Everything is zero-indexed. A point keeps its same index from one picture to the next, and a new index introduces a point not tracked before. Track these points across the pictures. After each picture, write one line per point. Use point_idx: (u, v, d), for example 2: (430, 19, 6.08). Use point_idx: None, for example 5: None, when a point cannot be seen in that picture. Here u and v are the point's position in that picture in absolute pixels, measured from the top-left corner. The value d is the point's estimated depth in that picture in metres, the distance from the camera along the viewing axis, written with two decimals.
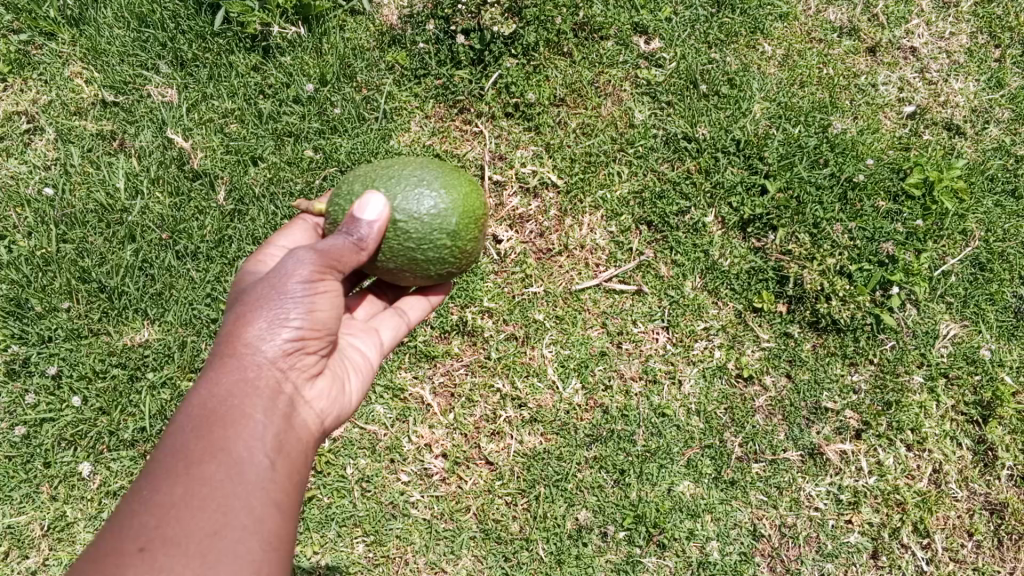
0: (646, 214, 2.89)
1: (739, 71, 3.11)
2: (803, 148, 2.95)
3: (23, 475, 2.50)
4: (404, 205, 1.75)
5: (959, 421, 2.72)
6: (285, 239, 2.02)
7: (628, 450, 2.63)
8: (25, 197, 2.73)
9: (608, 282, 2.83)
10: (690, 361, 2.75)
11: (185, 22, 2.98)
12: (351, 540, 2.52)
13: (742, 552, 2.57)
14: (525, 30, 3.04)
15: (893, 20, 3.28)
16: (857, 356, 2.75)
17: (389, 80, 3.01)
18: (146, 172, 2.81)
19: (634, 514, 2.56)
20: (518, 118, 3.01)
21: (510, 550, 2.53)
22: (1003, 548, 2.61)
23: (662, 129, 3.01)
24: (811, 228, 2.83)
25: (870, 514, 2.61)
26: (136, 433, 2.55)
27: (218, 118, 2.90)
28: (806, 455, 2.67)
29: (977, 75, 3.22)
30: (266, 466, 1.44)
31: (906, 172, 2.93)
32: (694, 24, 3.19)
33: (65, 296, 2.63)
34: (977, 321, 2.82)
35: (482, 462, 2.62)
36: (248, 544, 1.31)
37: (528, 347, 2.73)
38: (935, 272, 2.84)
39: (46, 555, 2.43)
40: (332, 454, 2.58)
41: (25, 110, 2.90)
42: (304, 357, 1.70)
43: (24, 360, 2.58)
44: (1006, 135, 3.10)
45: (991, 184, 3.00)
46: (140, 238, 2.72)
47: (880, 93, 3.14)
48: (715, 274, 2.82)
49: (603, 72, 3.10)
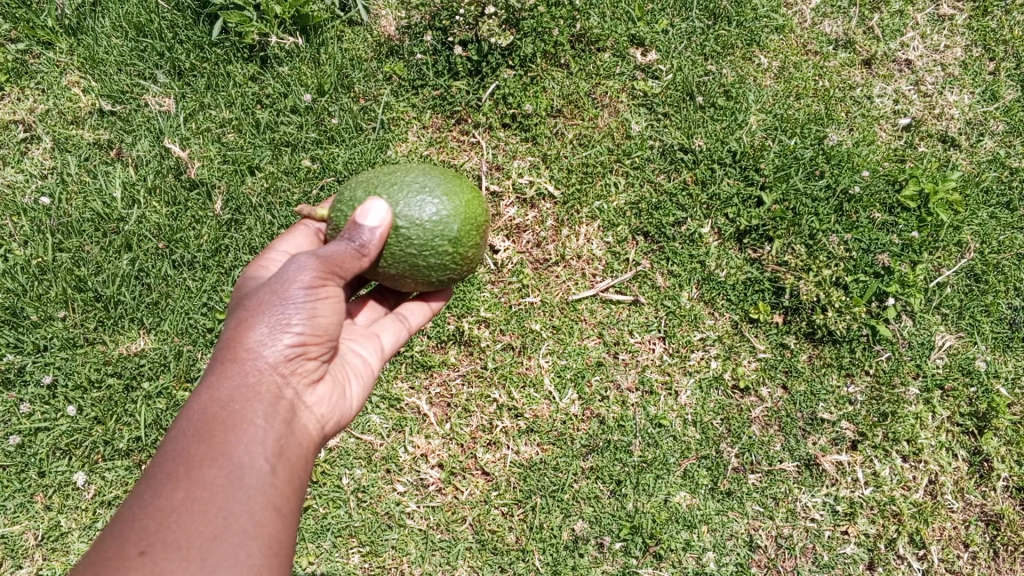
0: (643, 225, 2.90)
1: (735, 83, 3.13)
2: (800, 159, 2.96)
3: (16, 485, 2.48)
4: (405, 211, 1.75)
5: (955, 432, 2.72)
6: (286, 245, 2.02)
7: (625, 461, 2.63)
8: (21, 206, 2.73)
9: (605, 292, 2.84)
10: (687, 372, 2.75)
11: (183, 32, 2.99)
12: (346, 551, 2.51)
13: (738, 562, 2.57)
14: (523, 41, 3.02)
15: (888, 33, 3.30)
16: (853, 367, 2.76)
17: (386, 90, 3.02)
18: (143, 181, 2.81)
19: (631, 525, 2.55)
20: (515, 129, 3.02)
21: (506, 561, 2.52)
22: (999, 559, 2.61)
23: (659, 140, 3.03)
24: (807, 239, 2.84)
25: (866, 525, 2.60)
26: (132, 442, 2.54)
27: (215, 128, 2.90)
28: (802, 466, 2.66)
29: (971, 88, 3.24)
30: (266, 470, 1.43)
31: (902, 183, 2.94)
32: (690, 37, 3.21)
33: (61, 305, 2.63)
34: (972, 332, 2.83)
35: (478, 473, 2.62)
36: (249, 548, 1.30)
37: (525, 357, 2.73)
38: (931, 284, 2.85)
39: (39, 565, 2.41)
40: (328, 464, 2.57)
41: (23, 119, 2.90)
42: (305, 362, 1.69)
43: (19, 369, 2.57)
44: (1000, 147, 3.12)
45: (986, 196, 3.02)
46: (136, 247, 2.72)
47: (875, 105, 3.16)
48: (711, 285, 2.83)
49: (600, 83, 3.12)
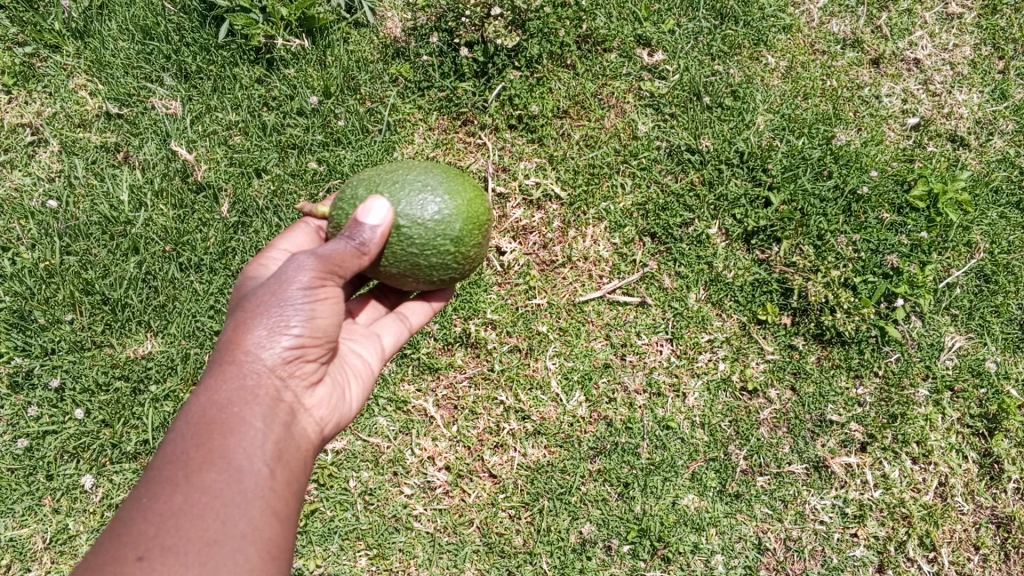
0: (650, 226, 2.89)
1: (742, 83, 3.11)
2: (807, 159, 2.95)
3: (24, 488, 2.49)
4: (408, 210, 1.74)
5: (965, 434, 2.70)
6: (287, 242, 2.02)
7: (633, 463, 2.62)
8: (28, 209, 2.73)
9: (611, 294, 2.83)
10: (694, 374, 2.73)
11: (189, 35, 2.99)
12: (353, 554, 2.51)
13: (747, 565, 2.55)
14: (529, 42, 3.05)
15: (896, 32, 3.29)
16: (863, 369, 2.74)
17: (393, 92, 3.01)
18: (149, 184, 2.81)
19: (638, 527, 2.55)
20: (521, 130, 3.02)
21: (514, 564, 2.51)
22: (1009, 562, 2.59)
23: (666, 140, 3.01)
24: (814, 240, 2.82)
25: (875, 527, 2.59)
26: (139, 445, 2.55)
27: (221, 130, 2.90)
28: (811, 468, 2.65)
29: (981, 87, 3.22)
30: (265, 473, 1.43)
31: (910, 183, 2.93)
32: (697, 37, 3.19)
33: (68, 308, 2.63)
34: (982, 333, 2.81)
35: (485, 475, 2.61)
36: (247, 553, 1.30)
37: (532, 359, 2.72)
38: (940, 284, 2.83)
39: (48, 568, 2.42)
40: (335, 467, 2.57)
41: (30, 122, 2.91)
42: (303, 365, 1.68)
43: (27, 372, 2.58)
44: (1010, 146, 3.10)
45: (996, 196, 3.00)
46: (143, 250, 2.72)
47: (884, 105, 3.15)
48: (719, 286, 2.82)
49: (607, 83, 3.11)
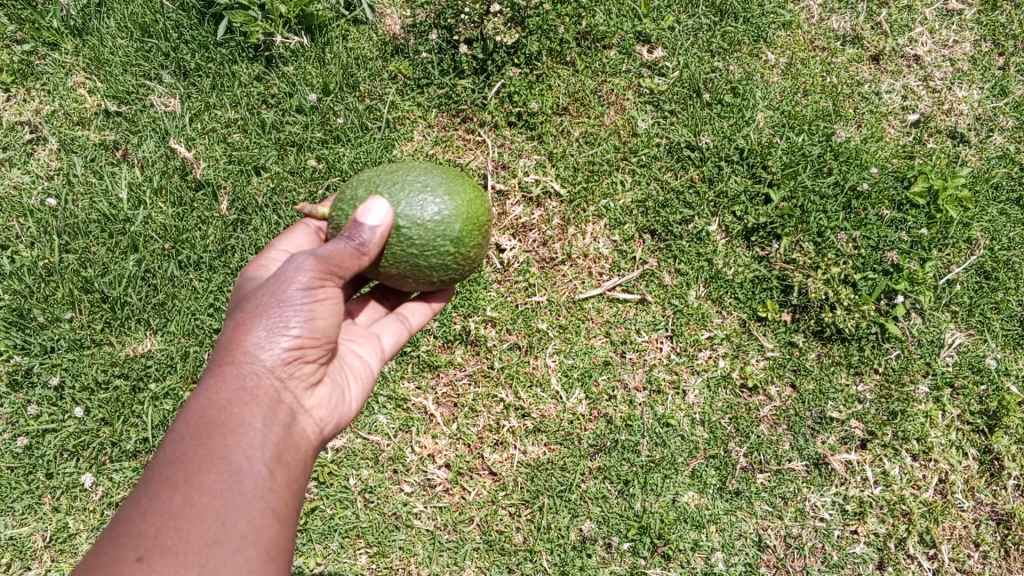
0: (650, 223, 2.89)
1: (742, 80, 3.11)
2: (807, 156, 2.94)
3: (24, 486, 2.48)
4: (408, 210, 1.74)
5: (965, 430, 2.70)
6: (287, 243, 2.02)
7: (633, 460, 2.62)
8: (27, 207, 2.73)
9: (611, 291, 2.82)
10: (694, 371, 2.73)
11: (188, 32, 2.98)
12: (353, 552, 2.51)
13: (747, 562, 2.55)
14: (528, 39, 3.05)
15: (896, 28, 3.28)
16: (863, 366, 2.74)
17: (392, 89, 3.01)
18: (149, 181, 2.81)
19: (638, 525, 2.54)
20: (521, 127, 3.01)
21: (514, 561, 2.51)
22: (1009, 558, 2.59)
23: (665, 137, 3.01)
24: (814, 237, 2.82)
25: (875, 524, 2.59)
26: (139, 443, 2.54)
27: (220, 128, 2.90)
28: (811, 465, 2.65)
29: (981, 83, 3.21)
30: (265, 474, 1.42)
31: (910, 180, 2.92)
32: (696, 33, 3.19)
33: (68, 306, 2.63)
34: (982, 329, 2.80)
35: (485, 473, 2.61)
36: (247, 554, 1.30)
37: (531, 356, 2.72)
38: (940, 281, 2.83)
39: (48, 566, 2.42)
40: (335, 465, 2.57)
41: (29, 120, 2.91)
42: (303, 365, 1.68)
43: (27, 370, 2.58)
44: (1010, 143, 3.09)
45: (996, 193, 2.99)
46: (142, 248, 2.71)
47: (884, 101, 3.14)
48: (718, 283, 2.81)
49: (606, 80, 3.11)
